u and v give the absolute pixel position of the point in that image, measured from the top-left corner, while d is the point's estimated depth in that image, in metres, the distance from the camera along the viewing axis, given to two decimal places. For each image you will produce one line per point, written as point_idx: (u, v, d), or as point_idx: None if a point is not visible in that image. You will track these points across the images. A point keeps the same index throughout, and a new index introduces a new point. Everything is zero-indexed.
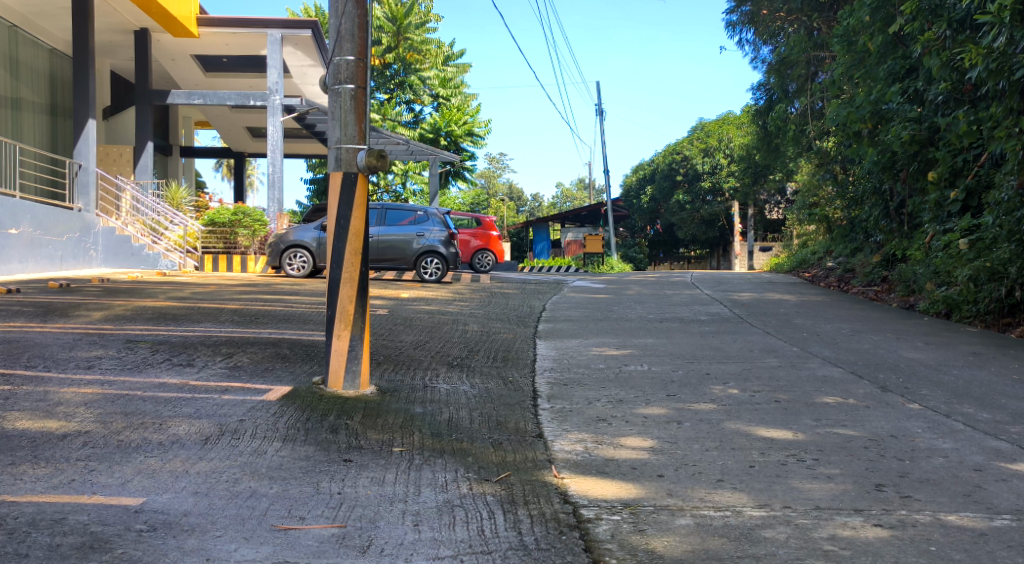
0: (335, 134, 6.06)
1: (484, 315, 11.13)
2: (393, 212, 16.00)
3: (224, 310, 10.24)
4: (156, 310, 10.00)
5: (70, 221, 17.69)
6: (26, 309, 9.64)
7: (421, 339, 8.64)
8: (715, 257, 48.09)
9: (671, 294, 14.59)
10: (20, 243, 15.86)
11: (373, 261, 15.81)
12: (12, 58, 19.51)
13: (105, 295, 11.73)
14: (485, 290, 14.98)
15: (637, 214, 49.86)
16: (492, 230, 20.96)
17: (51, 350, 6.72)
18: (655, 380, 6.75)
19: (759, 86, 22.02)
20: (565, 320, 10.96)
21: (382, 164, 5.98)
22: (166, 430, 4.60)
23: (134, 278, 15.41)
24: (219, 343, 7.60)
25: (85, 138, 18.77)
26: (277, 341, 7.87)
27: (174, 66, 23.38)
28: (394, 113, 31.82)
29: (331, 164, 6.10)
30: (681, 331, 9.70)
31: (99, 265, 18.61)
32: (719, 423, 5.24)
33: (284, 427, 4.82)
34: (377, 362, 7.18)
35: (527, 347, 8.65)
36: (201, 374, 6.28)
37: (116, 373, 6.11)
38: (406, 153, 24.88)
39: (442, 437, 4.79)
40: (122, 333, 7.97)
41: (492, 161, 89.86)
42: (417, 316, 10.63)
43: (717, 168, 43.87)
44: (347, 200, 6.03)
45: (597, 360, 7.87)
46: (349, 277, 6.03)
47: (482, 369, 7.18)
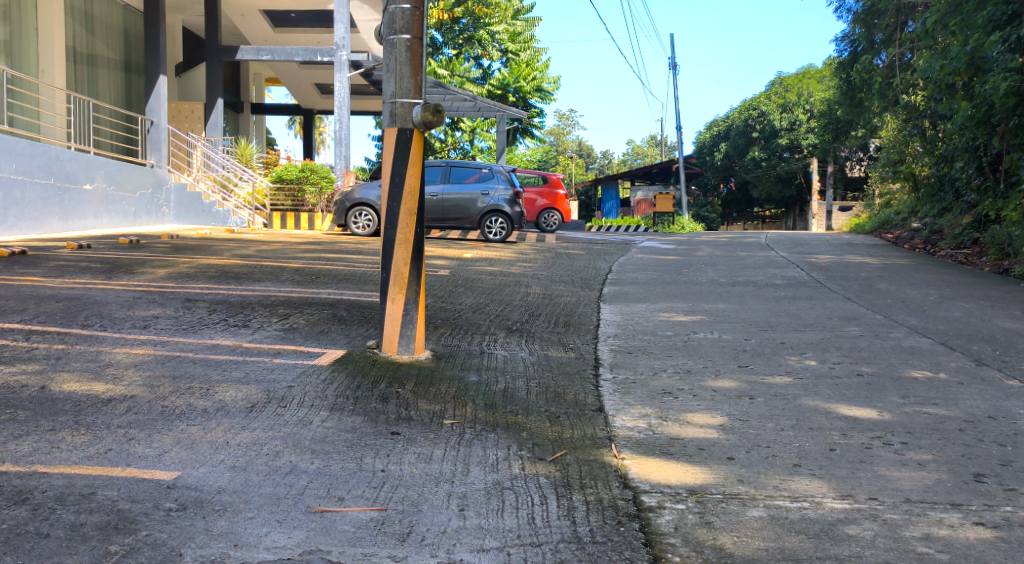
0: (390, 87, 5.81)
1: (548, 276, 10.82)
2: (458, 170, 15.73)
3: (285, 269, 10.13)
4: (218, 268, 9.94)
5: (143, 178, 17.90)
6: (92, 265, 9.65)
7: (481, 302, 8.39)
8: (792, 216, 47.08)
9: (744, 256, 14.05)
10: (94, 199, 16.09)
11: (438, 220, 15.61)
12: (87, 14, 19.72)
13: (172, 252, 11.75)
14: (551, 250, 14.65)
15: (710, 172, 48.64)
16: (559, 188, 20.56)
17: (108, 307, 6.63)
18: (727, 350, 6.37)
19: (843, 37, 20.99)
20: (632, 283, 10.59)
21: (438, 119, 5.71)
22: (212, 396, 4.43)
23: (203, 234, 15.51)
24: (276, 303, 7.45)
25: (156, 94, 18.91)
26: (333, 302, 7.69)
27: (244, 22, 23.38)
28: (463, 69, 31.19)
29: (387, 120, 5.86)
30: (754, 297, 9.25)
31: (171, 221, 18.85)
32: (796, 399, 4.88)
33: (333, 395, 4.62)
34: (434, 326, 6.97)
35: (591, 311, 8.32)
36: (255, 336, 6.13)
37: (171, 333, 6.00)
38: (473, 109, 24.56)
39: (496, 409, 4.55)
40: (182, 292, 7.88)
41: (561, 118, 88.88)
42: (479, 277, 10.39)
43: (796, 126, 42.92)
44: (402, 158, 5.78)
45: (666, 326, 7.50)
46: (404, 238, 5.79)
47: (543, 335, 6.90)
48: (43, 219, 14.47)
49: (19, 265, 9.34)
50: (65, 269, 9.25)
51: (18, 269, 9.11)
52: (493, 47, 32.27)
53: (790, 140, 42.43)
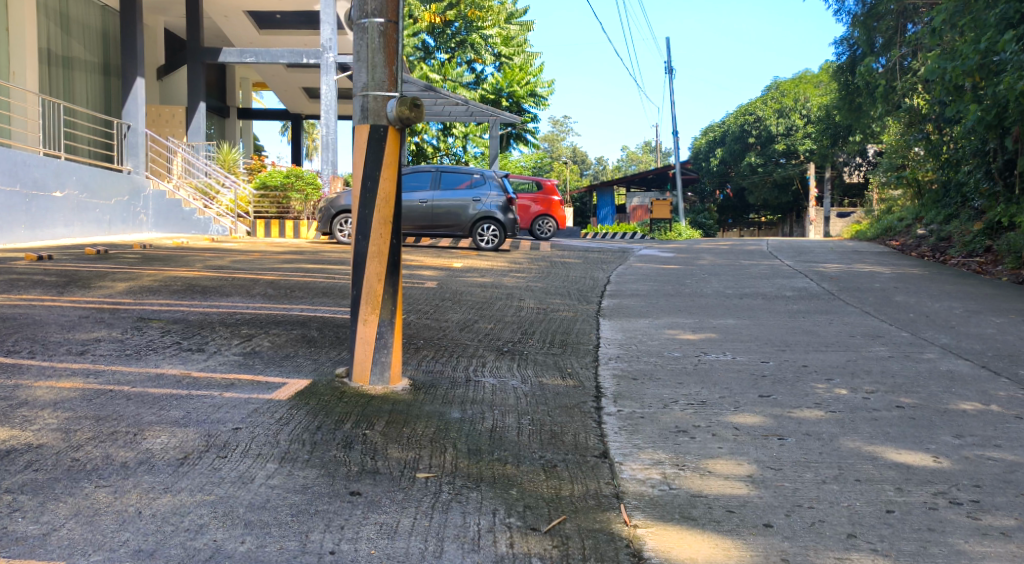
0: (361, 79, 5.09)
1: (542, 288, 10.11)
2: (448, 175, 15.03)
3: (259, 281, 9.40)
4: (185, 281, 9.20)
5: (118, 184, 17.15)
6: (47, 279, 8.91)
7: (470, 319, 7.64)
8: (788, 222, 46.64)
9: (748, 265, 13.36)
10: (66, 207, 15.34)
11: (427, 228, 14.87)
12: (64, 15, 19.01)
13: (140, 263, 11.02)
14: (545, 259, 13.92)
15: (707, 178, 48.03)
16: (554, 195, 19.86)
17: (46, 331, 5.89)
18: (743, 376, 5.63)
19: (842, 40, 20.36)
20: (631, 295, 9.89)
21: (416, 114, 5.01)
22: (138, 445, 3.68)
23: (179, 243, 14.78)
24: (240, 323, 6.69)
25: (134, 97, 18.17)
26: (305, 321, 6.94)
27: (228, 23, 22.64)
28: (455, 73, 30.44)
29: (356, 115, 5.13)
30: (765, 311, 8.52)
31: (150, 230, 18.15)
32: (834, 439, 4.15)
33: (286, 441, 3.88)
34: (415, 348, 6.23)
35: (590, 328, 7.60)
36: (209, 363, 5.37)
37: (110, 361, 5.24)
38: (465, 114, 23.89)
39: (481, 457, 3.81)
40: (137, 310, 7.14)
41: (555, 124, 88.41)
42: (468, 289, 9.66)
43: (792, 131, 42.22)
44: (375, 160, 5.05)
45: (672, 346, 6.78)
46: (378, 251, 5.05)
47: (537, 357, 6.16)
48: (8, 228, 13.70)
49: None
50: (16, 283, 8.51)
51: None
52: (486, 51, 31.57)
53: (787, 145, 41.98)
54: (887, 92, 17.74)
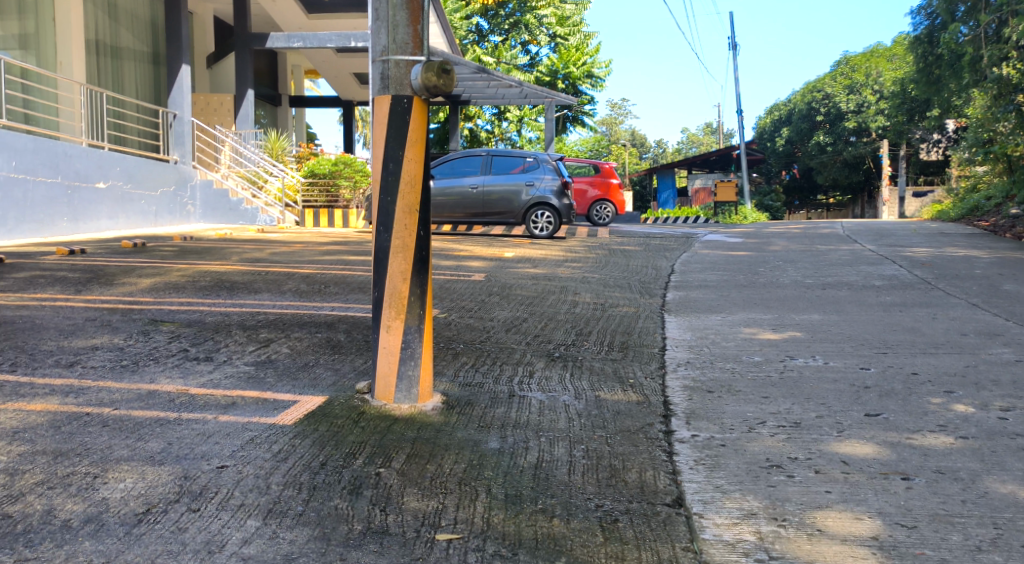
0: (380, 41, 4.29)
1: (600, 280, 9.25)
2: (501, 159, 14.21)
3: (293, 275, 8.73)
4: (214, 276, 8.56)
5: (164, 175, 16.73)
6: (70, 276, 8.37)
7: (518, 317, 6.83)
8: (859, 204, 44.63)
9: (825, 250, 12.30)
10: (110, 198, 14.92)
11: (479, 215, 14.10)
12: (113, 4, 18.64)
13: (175, 256, 10.48)
14: (604, 247, 13.03)
15: (773, 158, 46.51)
16: (612, 178, 18.94)
17: (39, 337, 5.24)
18: (842, 387, 4.71)
19: (920, 9, 18.98)
20: (699, 286, 8.99)
21: (446, 82, 4.25)
22: (94, 493, 2.96)
23: (223, 234, 14.27)
24: (260, 325, 5.96)
25: (179, 85, 17.74)
26: (332, 322, 6.20)
27: (275, 8, 22.06)
28: (510, 55, 29.67)
29: (375, 86, 4.34)
30: (854, 304, 7.53)
31: (198, 221, 17.74)
32: (977, 481, 3.23)
33: (278, 485, 3.10)
34: (453, 355, 5.45)
35: (655, 327, 6.72)
36: (213, 378, 4.63)
37: (99, 375, 4.53)
38: (520, 96, 22.96)
39: (522, 507, 2.99)
40: (151, 310, 6.50)
41: (613, 108, 87.12)
42: (518, 281, 8.84)
43: (864, 107, 40.49)
44: (398, 137, 4.26)
45: (751, 348, 5.87)
46: (403, 244, 4.27)
47: (593, 364, 5.34)
48: (50, 221, 13.29)
49: None
50: (36, 280, 7.98)
51: None
52: (541, 32, 30.58)
53: (858, 123, 40.18)
54: (974, 61, 16.38)
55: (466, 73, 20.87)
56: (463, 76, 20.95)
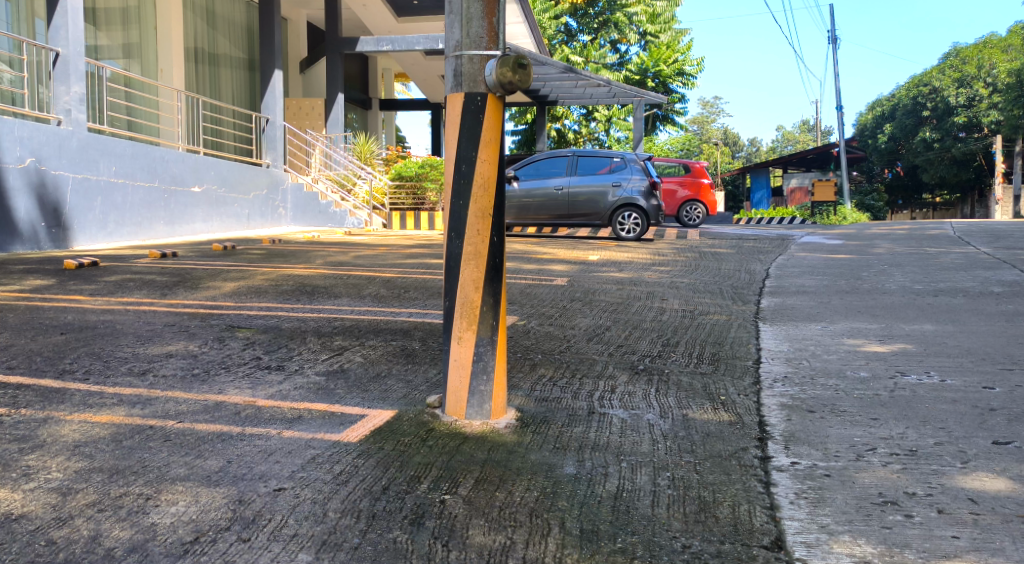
0: (453, 37, 4.07)
1: (689, 285, 8.85)
2: (587, 160, 13.89)
3: (374, 280, 8.61)
4: (297, 280, 8.50)
5: (257, 179, 16.98)
6: (157, 279, 8.40)
7: (601, 325, 6.53)
8: (969, 202, 42.56)
9: (935, 253, 11.60)
10: (204, 202, 15.19)
11: (564, 217, 13.81)
12: (210, 11, 19.04)
13: (260, 259, 10.51)
14: (694, 249, 12.59)
15: (875, 156, 44.99)
16: (703, 177, 18.39)
17: (115, 344, 5.15)
18: (961, 410, 4.30)
19: None
20: (796, 292, 8.53)
21: (523, 78, 3.98)
22: (145, 517, 2.81)
23: (311, 237, 14.36)
24: (335, 332, 5.82)
25: (272, 90, 17.98)
26: (409, 330, 6.01)
27: (366, 12, 22.25)
28: (598, 55, 29.33)
29: (448, 83, 4.11)
30: (970, 314, 6.99)
31: (289, 224, 17.98)
32: None
33: (336, 512, 2.89)
34: (531, 366, 5.20)
35: (748, 337, 6.32)
36: (282, 389, 4.47)
37: (168, 384, 4.39)
38: (608, 95, 22.53)
39: (601, 547, 2.71)
40: (231, 315, 6.41)
41: (706, 107, 85.62)
42: (604, 287, 8.53)
43: (975, 101, 38.73)
44: (471, 138, 4.03)
45: (856, 364, 5.44)
46: (475, 251, 4.02)
47: (680, 380, 5.01)
48: (148, 224, 13.56)
49: (74, 279, 8.18)
50: (124, 283, 8.03)
51: (71, 284, 7.95)
52: (632, 30, 30.31)
53: (969, 117, 38.26)
54: None
55: (553, 73, 20.65)
56: (551, 76, 20.74)
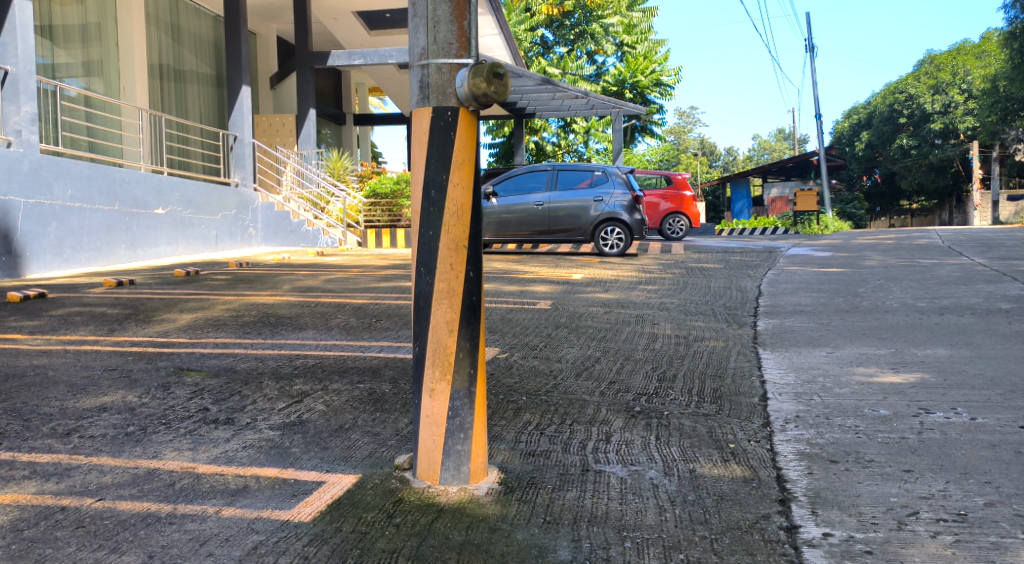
0: (419, 43, 3.53)
1: (679, 307, 8.31)
2: (568, 174, 13.36)
3: (343, 308, 8.02)
4: (260, 310, 7.89)
5: (226, 198, 16.34)
6: (107, 312, 7.76)
7: (590, 357, 5.98)
8: (947, 208, 41.89)
9: (929, 265, 11.16)
10: (168, 224, 14.53)
11: (545, 233, 13.28)
12: (175, 25, 18.39)
13: (224, 286, 9.88)
14: (681, 265, 12.10)
15: (854, 163, 45.16)
16: (686, 189, 17.95)
17: (43, 397, 4.52)
18: (1004, 459, 3.80)
19: None
20: (794, 312, 8.03)
21: (499, 89, 3.47)
22: None
23: (281, 258, 13.73)
24: (294, 375, 5.21)
25: (240, 106, 17.33)
26: (377, 369, 5.43)
27: (337, 25, 21.69)
28: (575, 66, 29.14)
29: (413, 96, 3.56)
30: (985, 336, 6.51)
31: (259, 244, 17.36)
32: None
33: None
34: (515, 411, 4.63)
35: (751, 368, 5.78)
36: (228, 449, 3.87)
37: (94, 448, 3.77)
38: (586, 107, 22.06)
39: None
40: (182, 355, 5.80)
41: (683, 116, 85.70)
42: (590, 310, 7.99)
43: (950, 108, 38.68)
44: (441, 158, 3.48)
45: (872, 400, 4.93)
46: (449, 289, 3.47)
47: (683, 424, 4.47)
48: (108, 249, 12.91)
49: (17, 314, 7.52)
50: (69, 318, 7.39)
51: (12, 319, 7.29)
52: (607, 41, 29.91)
53: (945, 124, 38.30)
54: None
55: (530, 85, 20.18)
56: (527, 88, 20.28)
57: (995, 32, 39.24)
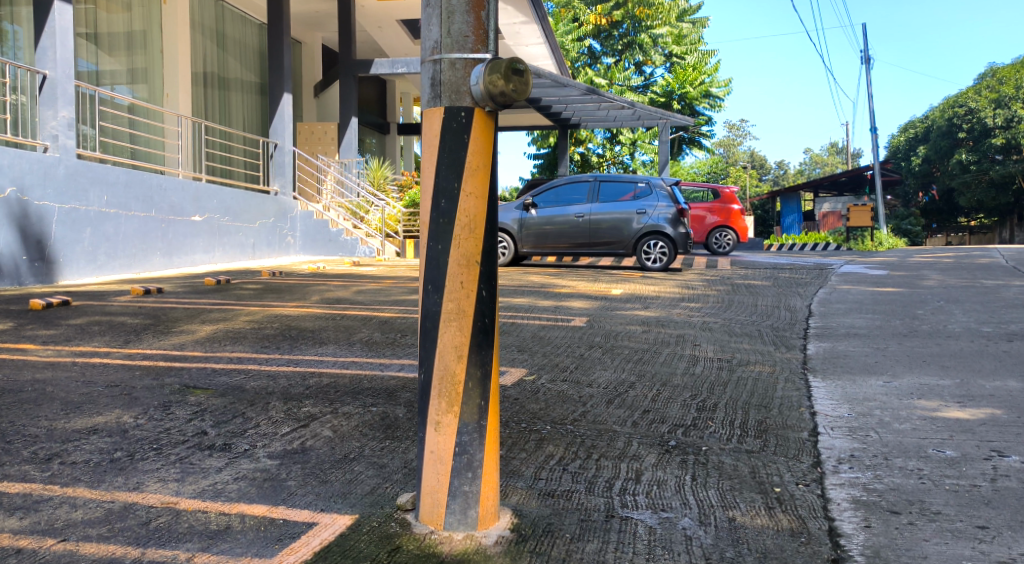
0: (431, 35, 3.14)
1: (724, 327, 7.83)
2: (610, 185, 12.92)
3: (369, 321, 7.68)
4: (283, 322, 7.58)
5: (264, 207, 16.20)
6: (129, 321, 7.53)
7: (624, 382, 5.54)
8: (1008, 226, 40.38)
9: (994, 286, 10.50)
10: (205, 231, 14.40)
11: (586, 246, 12.85)
12: (220, 32, 18.33)
13: (253, 296, 9.64)
14: (727, 281, 11.58)
15: (910, 179, 44.04)
16: (733, 203, 17.37)
17: (32, 416, 4.23)
18: None
19: None
20: (849, 335, 7.51)
21: (519, 87, 3.08)
22: None
23: (315, 268, 13.48)
24: (305, 396, 4.86)
25: (281, 115, 17.19)
26: (393, 391, 5.05)
27: (382, 33, 21.53)
28: (622, 77, 28.64)
29: (424, 95, 3.18)
30: None
31: (297, 253, 17.20)
32: None
33: None
34: (537, 442, 4.23)
35: (799, 398, 5.29)
36: (219, 481, 3.52)
37: (72, 478, 3.44)
38: (632, 117, 21.42)
39: None
40: (193, 370, 5.49)
41: (733, 129, 84.68)
42: (628, 329, 7.55)
43: (1013, 122, 37.07)
44: (452, 165, 3.10)
45: (937, 438, 4.44)
46: (458, 310, 3.09)
47: (721, 462, 4.02)
48: (143, 256, 12.78)
49: (36, 323, 7.32)
50: (87, 327, 7.16)
51: (29, 328, 7.07)
52: (657, 51, 29.52)
53: (1006, 139, 36.98)
54: None
55: (576, 94, 19.77)
56: (572, 98, 19.87)
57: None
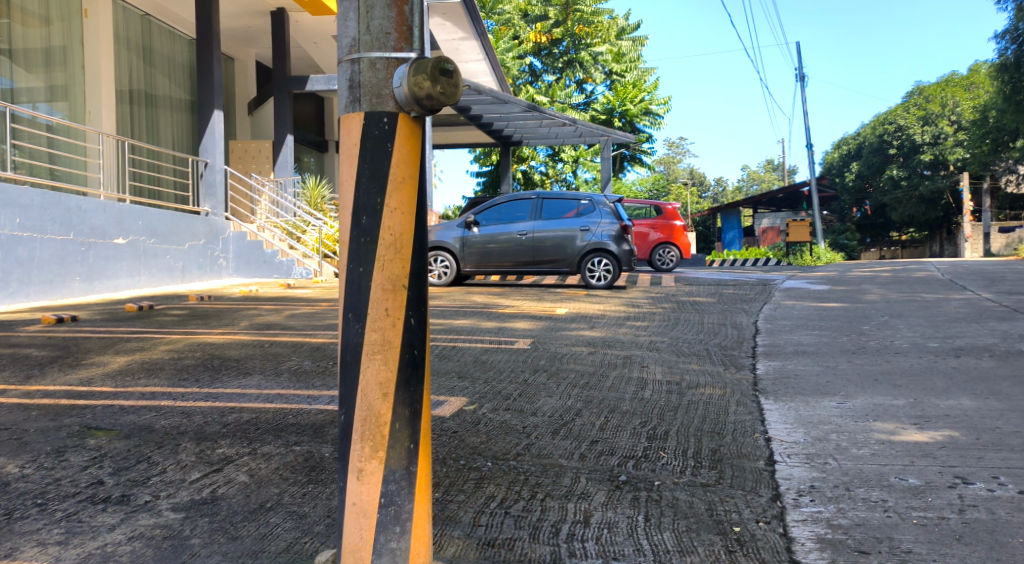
0: (348, 31, 2.80)
1: (671, 347, 7.58)
2: (552, 203, 12.67)
3: (299, 348, 7.26)
4: (206, 351, 7.12)
5: (194, 228, 15.59)
6: (37, 353, 6.99)
7: (570, 409, 5.23)
8: (938, 240, 41.07)
9: (935, 300, 10.49)
10: (130, 254, 13.75)
11: (529, 264, 12.55)
12: (147, 48, 17.69)
13: (177, 323, 9.12)
14: (672, 299, 11.39)
15: (845, 194, 44.70)
16: (676, 220, 17.24)
17: None
18: None
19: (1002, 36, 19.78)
20: (797, 352, 7.32)
21: (447, 89, 2.76)
22: None
23: (247, 291, 12.95)
24: (222, 435, 4.45)
25: (212, 133, 16.61)
26: (320, 426, 4.65)
27: (318, 49, 21.07)
28: (564, 94, 28.69)
29: (341, 100, 2.84)
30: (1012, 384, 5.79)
31: (230, 275, 16.59)
32: None
33: None
34: (477, 481, 3.88)
35: (752, 422, 5.04)
36: (110, 542, 3.11)
37: None
38: (574, 134, 21.30)
39: None
40: (98, 408, 5.01)
41: (672, 147, 85.68)
42: (572, 351, 7.25)
43: (940, 139, 38.64)
44: (374, 177, 2.75)
45: (898, 464, 4.20)
46: (382, 341, 2.73)
47: (675, 498, 3.72)
48: (61, 281, 12.13)
49: None
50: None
51: None
52: (597, 69, 29.28)
53: (934, 155, 38.32)
54: None
55: (517, 112, 19.58)
56: (513, 115, 19.66)
57: (984, 65, 39.14)
